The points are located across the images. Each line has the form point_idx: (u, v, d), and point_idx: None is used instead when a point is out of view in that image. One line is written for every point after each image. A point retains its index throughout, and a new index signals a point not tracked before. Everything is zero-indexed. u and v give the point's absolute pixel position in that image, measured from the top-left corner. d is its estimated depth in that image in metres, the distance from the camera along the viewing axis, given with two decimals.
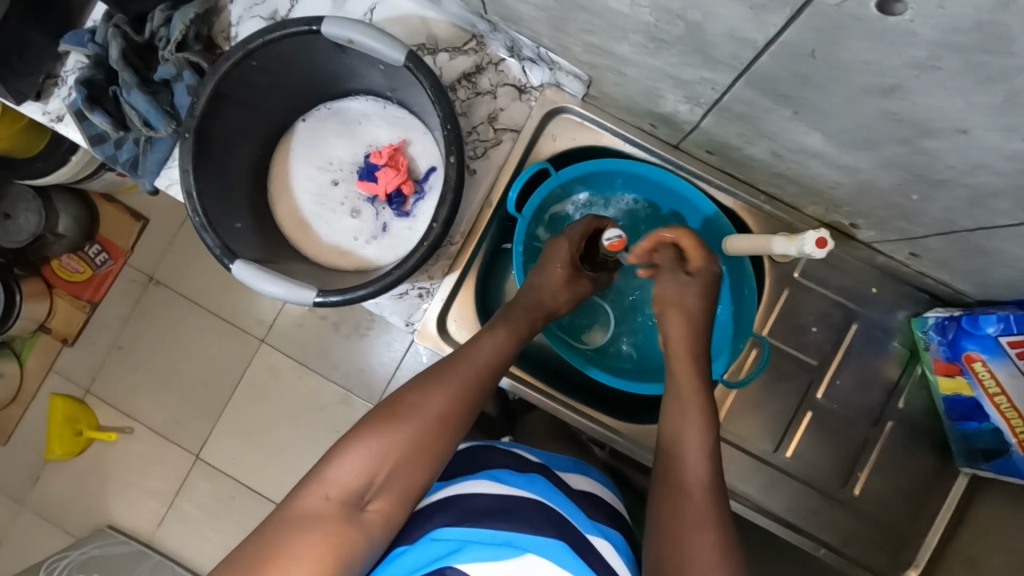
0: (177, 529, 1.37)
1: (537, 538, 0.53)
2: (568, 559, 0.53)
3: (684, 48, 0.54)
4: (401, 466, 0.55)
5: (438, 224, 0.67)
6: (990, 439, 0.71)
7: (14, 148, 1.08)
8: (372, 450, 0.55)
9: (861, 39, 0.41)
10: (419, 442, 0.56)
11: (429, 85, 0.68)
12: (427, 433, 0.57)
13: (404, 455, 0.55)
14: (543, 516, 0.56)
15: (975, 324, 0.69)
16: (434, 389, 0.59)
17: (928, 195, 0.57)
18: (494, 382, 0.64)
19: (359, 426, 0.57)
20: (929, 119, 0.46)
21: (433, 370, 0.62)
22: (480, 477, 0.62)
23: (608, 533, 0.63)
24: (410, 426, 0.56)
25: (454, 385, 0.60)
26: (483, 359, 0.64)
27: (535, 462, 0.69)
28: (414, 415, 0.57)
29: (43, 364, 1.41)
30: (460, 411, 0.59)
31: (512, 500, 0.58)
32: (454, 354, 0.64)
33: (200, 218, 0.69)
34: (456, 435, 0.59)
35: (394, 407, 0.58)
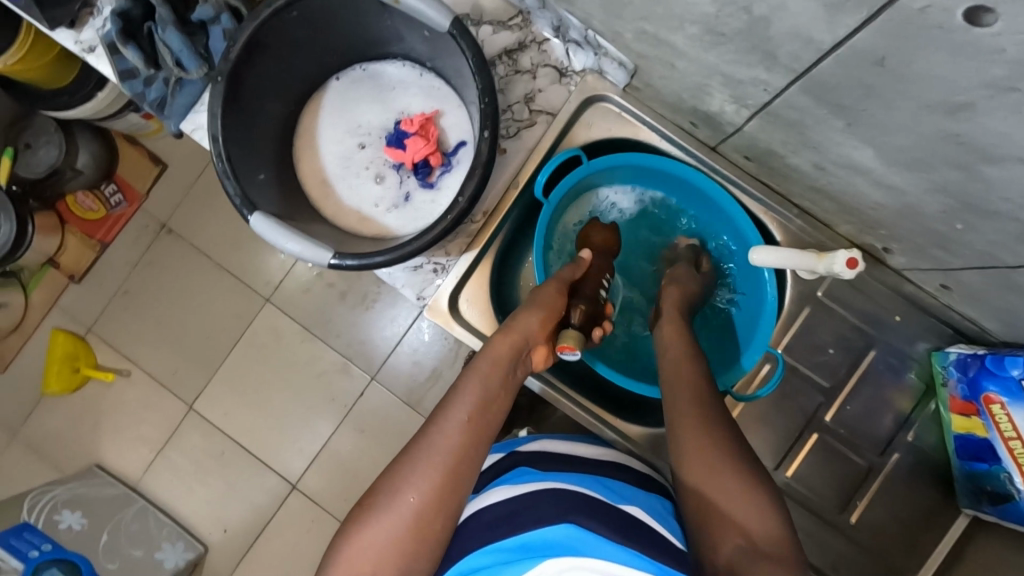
0: (163, 477, 1.38)
1: (543, 533, 0.52)
2: (583, 538, 0.51)
3: (742, 44, 0.52)
4: (383, 571, 0.52)
5: (463, 199, 0.65)
6: (998, 482, 0.69)
7: (42, 78, 1.07)
8: (350, 562, 0.52)
9: (938, 51, 0.39)
10: (395, 538, 0.53)
11: (472, 55, 0.66)
12: (401, 528, 0.53)
13: (383, 558, 0.52)
14: (551, 503, 0.55)
15: (999, 365, 0.67)
16: (415, 466, 0.56)
17: (974, 225, 0.55)
18: (484, 437, 0.59)
19: (348, 521, 0.55)
20: (993, 144, 0.44)
21: (403, 453, 0.58)
22: (501, 484, 0.61)
23: (638, 501, 0.62)
24: (380, 525, 0.53)
25: (424, 466, 0.56)
26: (465, 419, 0.59)
27: (548, 449, 0.69)
28: (397, 501, 0.54)
29: (48, 298, 1.41)
30: (437, 490, 0.55)
31: (520, 500, 0.56)
32: (426, 425, 0.59)
33: (224, 164, 0.67)
34: (436, 522, 0.54)
35: (366, 506, 0.55)
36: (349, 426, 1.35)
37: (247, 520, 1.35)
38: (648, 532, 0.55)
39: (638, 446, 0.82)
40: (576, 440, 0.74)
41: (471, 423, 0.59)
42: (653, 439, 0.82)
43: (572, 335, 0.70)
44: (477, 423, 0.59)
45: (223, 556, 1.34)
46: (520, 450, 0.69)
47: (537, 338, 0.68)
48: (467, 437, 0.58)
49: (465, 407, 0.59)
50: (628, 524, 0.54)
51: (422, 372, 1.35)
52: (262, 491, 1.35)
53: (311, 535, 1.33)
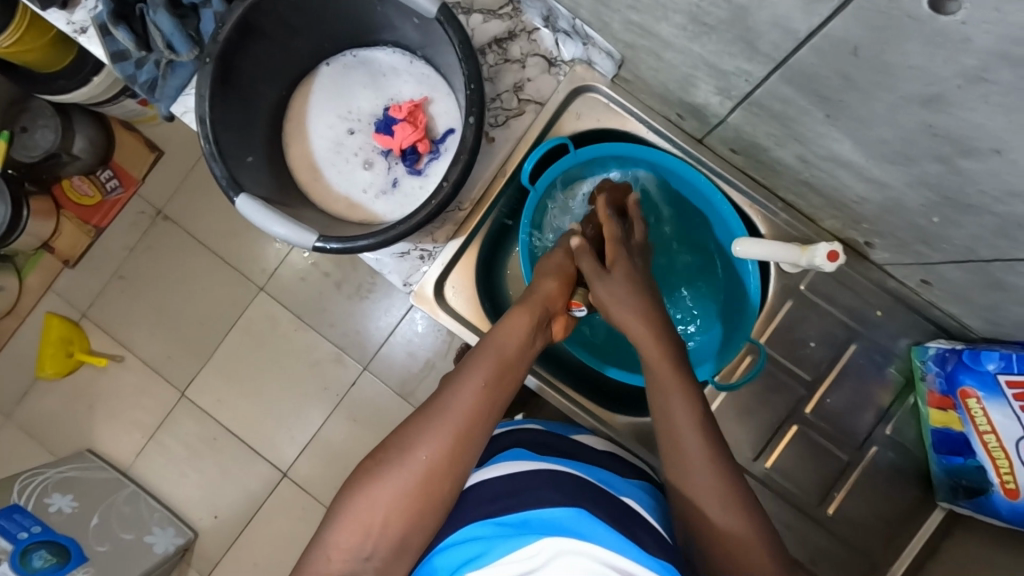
0: (155, 462, 1.39)
1: (547, 513, 0.52)
2: (586, 522, 0.51)
3: (724, 33, 0.53)
4: (392, 522, 0.55)
5: (448, 183, 0.66)
6: (973, 476, 0.70)
7: (38, 61, 1.07)
8: (361, 510, 0.56)
9: (910, 40, 0.40)
10: (401, 496, 0.56)
11: (459, 41, 0.66)
12: (410, 484, 0.56)
13: (392, 510, 0.55)
14: (558, 490, 0.56)
15: (975, 359, 0.68)
16: (427, 431, 0.58)
17: (953, 219, 0.55)
18: (496, 406, 0.61)
19: (355, 478, 0.58)
20: (966, 135, 0.44)
21: (418, 413, 0.61)
22: (501, 462, 0.63)
23: (636, 493, 0.64)
24: (392, 480, 0.56)
25: (436, 427, 0.58)
26: (476, 387, 0.61)
27: (551, 434, 0.70)
28: (404, 463, 0.57)
29: (43, 283, 1.42)
30: (448, 452, 0.58)
31: (524, 481, 0.57)
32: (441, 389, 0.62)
33: (212, 146, 0.68)
34: (445, 481, 0.57)
35: (378, 461, 0.58)
36: (340, 416, 1.36)
37: (238, 507, 1.36)
38: (637, 521, 0.56)
39: (620, 435, 0.82)
40: (562, 429, 0.75)
41: (485, 391, 0.61)
42: (640, 429, 0.83)
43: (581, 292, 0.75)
44: (491, 391, 0.61)
45: (214, 542, 1.36)
46: (514, 431, 0.70)
47: (557, 307, 0.71)
48: (479, 405, 0.60)
49: (482, 375, 0.62)
50: (618, 512, 0.56)
51: (414, 363, 1.36)
52: (253, 478, 1.36)
53: (302, 523, 1.34)
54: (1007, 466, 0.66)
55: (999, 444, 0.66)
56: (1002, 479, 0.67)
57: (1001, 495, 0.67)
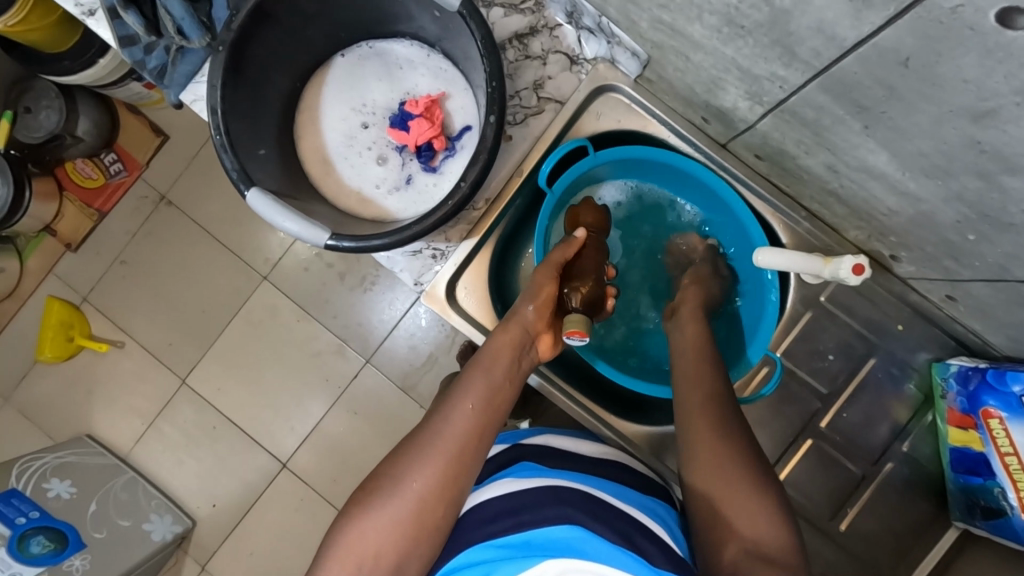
0: (154, 449, 1.38)
1: (547, 531, 0.51)
2: (587, 538, 0.50)
3: (761, 37, 0.51)
4: (384, 553, 0.54)
5: (466, 184, 0.64)
6: (991, 497, 0.69)
7: (44, 42, 1.05)
8: (353, 542, 0.54)
9: (968, 53, 0.38)
10: (393, 525, 0.54)
11: (481, 36, 0.64)
12: (402, 514, 0.55)
13: (385, 541, 0.54)
14: (556, 503, 0.54)
15: (1001, 380, 0.66)
16: (417, 459, 0.57)
17: (988, 236, 0.54)
18: (489, 430, 0.59)
19: (348, 508, 0.57)
20: (1015, 153, 0.42)
21: (409, 439, 0.59)
22: (504, 478, 0.61)
23: (644, 503, 0.63)
24: (383, 511, 0.55)
25: (427, 456, 0.57)
26: (467, 412, 0.59)
27: (554, 446, 0.69)
28: (395, 493, 0.55)
29: (44, 265, 1.40)
30: (440, 480, 0.56)
31: (522, 498, 0.56)
32: (433, 413, 0.60)
33: (222, 137, 0.65)
34: (438, 509, 0.55)
35: (370, 490, 0.57)
36: (341, 408, 1.35)
37: (236, 496, 1.35)
38: (649, 536, 0.55)
39: (631, 444, 0.81)
40: (573, 437, 0.73)
41: (478, 415, 0.59)
42: (651, 438, 0.82)
43: (578, 320, 0.68)
44: (485, 415, 0.59)
45: (212, 530, 1.35)
46: (522, 445, 0.69)
47: (537, 327, 0.68)
48: (470, 429, 0.58)
49: (474, 398, 0.60)
50: (628, 528, 0.55)
51: (417, 357, 1.34)
52: (252, 468, 1.35)
53: (300, 514, 1.33)
54: None
55: (1021, 465, 0.65)
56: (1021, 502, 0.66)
57: (1021, 518, 0.66)
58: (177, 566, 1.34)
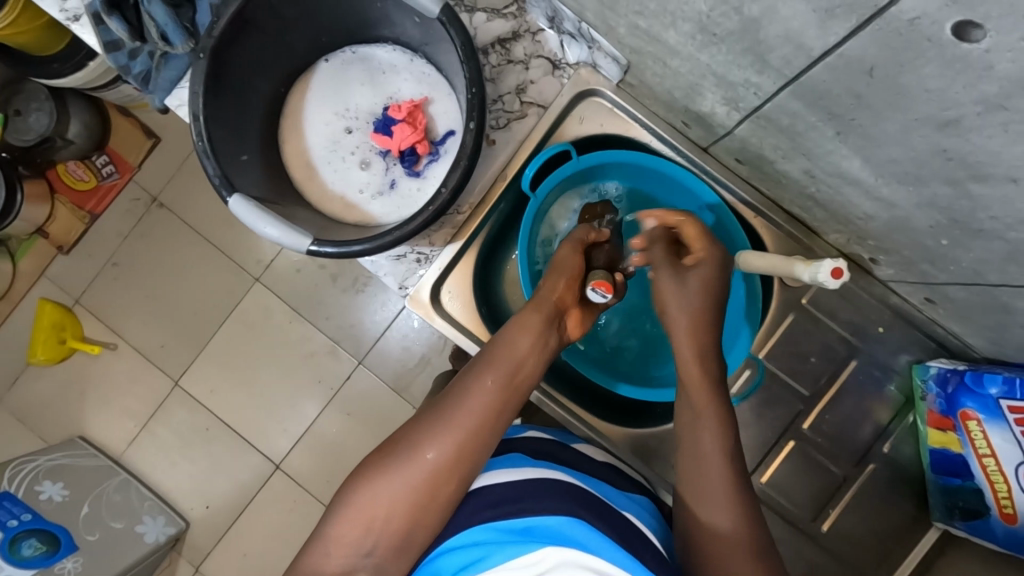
0: (147, 451, 1.38)
1: (550, 522, 0.52)
2: (588, 532, 0.51)
3: (733, 45, 0.51)
4: (394, 519, 0.54)
5: (447, 189, 0.64)
6: (970, 498, 0.70)
7: (31, 43, 1.04)
8: (365, 503, 0.55)
9: (929, 65, 0.38)
10: (406, 492, 0.55)
11: (461, 42, 0.64)
12: (416, 483, 0.55)
13: (396, 506, 0.54)
14: (557, 496, 0.55)
15: (978, 382, 0.66)
16: (435, 429, 0.57)
17: (961, 242, 0.54)
18: (509, 410, 0.60)
19: (361, 470, 0.57)
20: (982, 161, 0.43)
21: (429, 409, 0.59)
22: (498, 466, 0.62)
23: (630, 501, 0.64)
24: (398, 477, 0.55)
25: (446, 427, 0.57)
26: (487, 388, 0.59)
27: (546, 440, 0.70)
28: (411, 459, 0.56)
29: (36, 268, 1.40)
30: (457, 454, 0.56)
31: (524, 487, 0.56)
32: (456, 383, 0.61)
33: (204, 144, 0.66)
34: (451, 482, 0.56)
35: (385, 455, 0.57)
36: (334, 409, 1.35)
37: (230, 497, 1.35)
38: (638, 536, 0.56)
39: (614, 445, 0.82)
40: (557, 437, 0.74)
41: (501, 392, 0.59)
42: (634, 439, 0.82)
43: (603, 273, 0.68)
44: (507, 393, 0.60)
45: (205, 532, 1.35)
46: (512, 438, 0.69)
47: (567, 300, 0.67)
48: (490, 407, 0.59)
49: (497, 374, 0.60)
50: (621, 528, 0.56)
51: (409, 358, 1.35)
52: (245, 469, 1.36)
53: (293, 515, 1.34)
54: (1006, 489, 0.65)
55: (998, 467, 0.65)
56: (999, 503, 0.66)
57: (998, 519, 0.67)
58: (171, 567, 1.35)
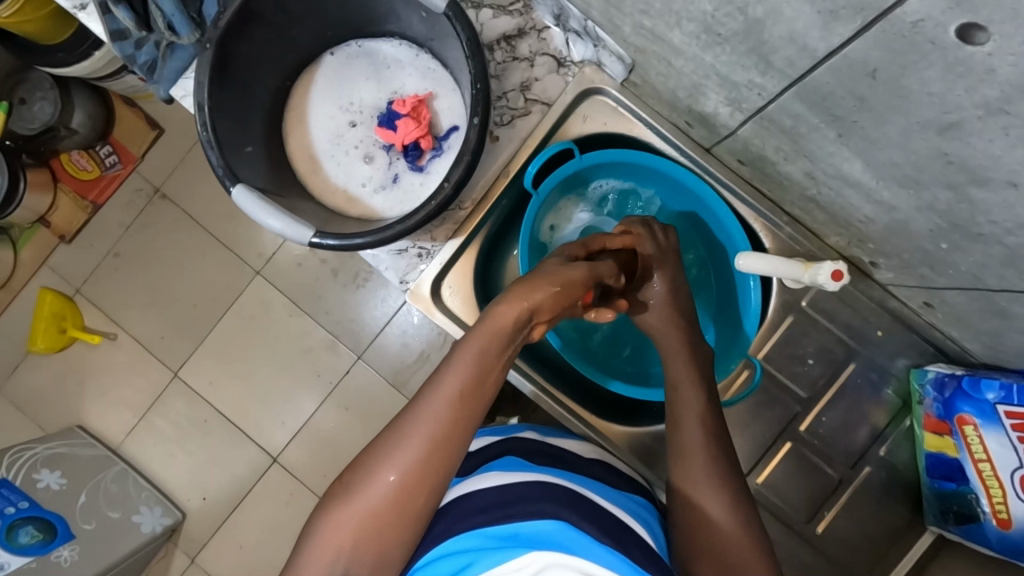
0: (144, 442, 1.38)
1: (534, 526, 0.51)
2: (572, 535, 0.51)
3: (738, 45, 0.51)
4: (365, 546, 0.55)
5: (449, 184, 0.64)
6: (964, 502, 0.70)
7: (36, 32, 1.04)
8: (335, 532, 0.55)
9: (932, 68, 0.38)
10: (374, 515, 0.55)
11: (466, 38, 0.64)
12: (384, 506, 0.55)
13: (367, 528, 0.55)
14: (544, 497, 0.55)
15: (975, 387, 0.67)
16: (395, 451, 0.56)
17: (960, 246, 0.54)
18: (470, 416, 0.57)
19: (330, 496, 0.58)
20: (982, 165, 0.43)
21: (390, 429, 0.58)
22: (491, 470, 0.62)
23: (625, 501, 0.64)
24: (364, 506, 0.55)
25: (406, 450, 0.56)
26: (443, 403, 0.56)
27: (541, 441, 0.70)
28: (374, 485, 0.56)
29: (37, 257, 1.40)
30: (419, 475, 0.56)
31: (512, 491, 0.56)
32: (414, 401, 0.58)
33: (208, 134, 0.66)
34: (419, 503, 0.56)
35: (352, 481, 0.57)
36: (332, 404, 1.35)
37: (227, 490, 1.36)
38: (628, 535, 0.57)
39: (612, 443, 0.82)
40: (555, 435, 0.74)
41: (459, 408, 0.56)
42: (631, 439, 0.83)
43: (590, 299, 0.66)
44: (466, 406, 0.57)
45: (202, 523, 1.36)
46: (509, 439, 0.69)
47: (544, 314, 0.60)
48: (448, 419, 0.56)
49: (454, 389, 0.57)
50: (611, 527, 0.56)
51: (408, 354, 1.35)
52: (242, 462, 1.36)
53: (289, 508, 1.34)
54: (1000, 494, 0.66)
55: (994, 472, 0.66)
56: (992, 507, 0.67)
57: (992, 524, 0.67)
58: (167, 558, 1.35)
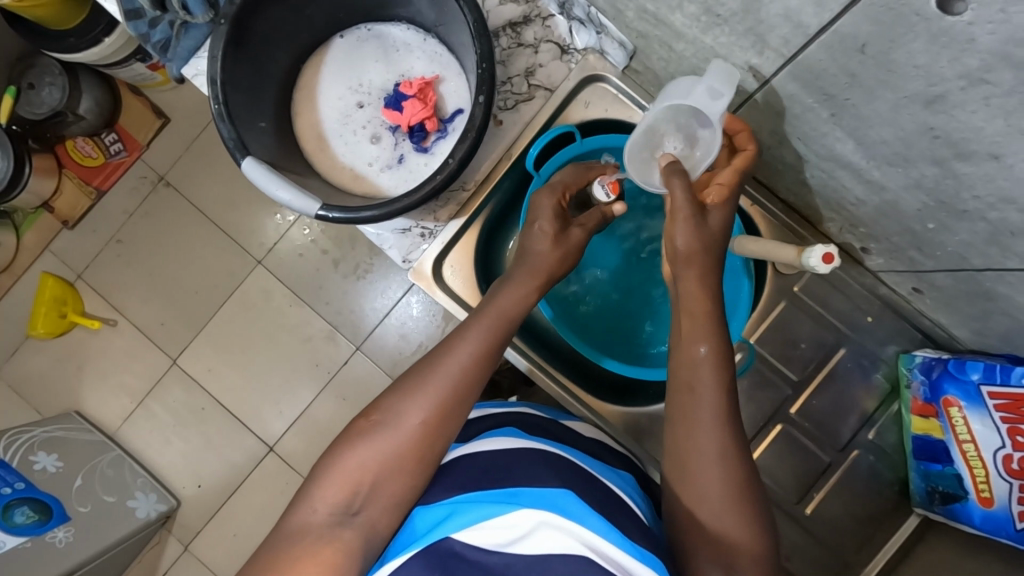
0: (142, 426, 1.39)
1: (536, 490, 0.53)
2: (572, 503, 0.52)
3: (736, 26, 0.53)
4: (379, 482, 0.57)
5: (454, 160, 0.66)
6: (949, 483, 0.72)
7: (48, 16, 1.06)
8: (350, 467, 0.57)
9: (917, 40, 0.41)
10: (389, 454, 0.58)
11: (474, 19, 0.66)
12: (400, 447, 0.58)
13: (380, 467, 0.57)
14: (547, 470, 0.57)
15: (961, 369, 0.69)
16: (414, 396, 0.60)
17: (946, 225, 0.56)
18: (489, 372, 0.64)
19: (343, 439, 0.60)
20: (965, 138, 0.45)
21: (410, 377, 0.63)
22: (489, 436, 0.64)
23: (620, 479, 0.66)
24: (385, 442, 0.58)
25: (427, 393, 0.60)
26: (464, 354, 0.63)
27: (538, 416, 0.72)
28: (390, 425, 0.59)
29: (40, 242, 1.42)
30: (438, 417, 0.60)
31: (513, 458, 0.59)
32: (432, 358, 0.64)
33: (220, 107, 0.68)
34: (435, 445, 0.59)
35: (368, 424, 0.60)
36: (329, 394, 1.37)
37: (222, 478, 1.37)
38: (619, 504, 0.59)
39: (607, 423, 0.83)
40: (553, 413, 0.76)
41: (485, 360, 0.63)
42: (627, 419, 0.84)
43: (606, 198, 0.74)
44: (489, 360, 0.64)
45: (196, 511, 1.37)
46: (507, 412, 0.71)
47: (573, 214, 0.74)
48: (469, 371, 0.62)
49: (477, 344, 0.64)
50: (604, 499, 0.58)
51: (406, 345, 1.36)
52: (238, 451, 1.37)
53: (284, 497, 1.35)
54: (983, 474, 0.67)
55: (977, 453, 0.68)
56: (977, 487, 0.68)
57: (975, 503, 0.69)
58: (160, 545, 1.36)
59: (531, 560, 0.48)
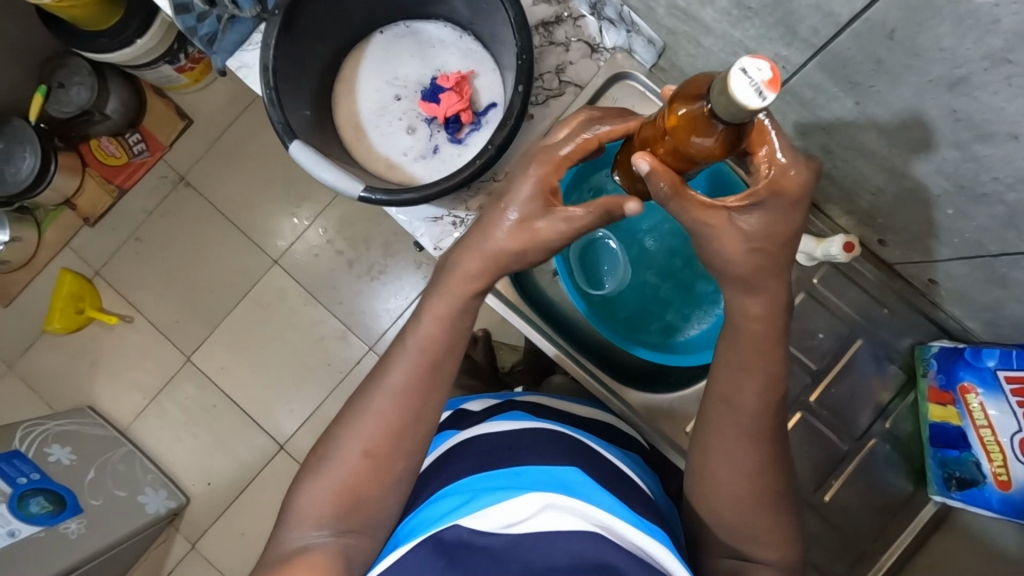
0: (153, 423, 1.41)
1: (537, 473, 0.55)
2: (573, 482, 0.54)
3: (768, 18, 0.57)
4: (342, 511, 0.57)
5: (493, 146, 0.70)
6: (966, 468, 0.74)
7: (85, 18, 1.09)
8: (309, 503, 0.58)
9: (944, 23, 0.44)
10: (345, 483, 0.58)
11: (514, 14, 0.70)
12: (353, 474, 0.58)
13: (339, 497, 0.58)
14: (551, 451, 0.59)
15: (977, 356, 0.72)
16: (356, 423, 0.59)
17: (964, 210, 0.59)
18: (437, 379, 0.61)
19: (300, 476, 0.60)
20: (986, 119, 0.48)
21: (353, 404, 0.61)
22: (494, 420, 0.66)
23: (626, 458, 0.68)
24: (334, 476, 0.58)
25: (369, 419, 0.59)
26: (398, 372, 0.60)
27: (544, 402, 0.74)
28: (339, 457, 0.59)
29: (61, 238, 1.44)
30: (383, 439, 0.59)
31: (516, 441, 0.60)
32: (372, 381, 0.62)
33: (273, 93, 0.71)
34: (390, 464, 0.59)
35: (320, 457, 0.60)
36: (343, 392, 1.38)
37: (231, 475, 1.38)
38: (624, 480, 0.61)
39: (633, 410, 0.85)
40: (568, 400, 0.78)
41: (426, 372, 0.60)
42: (649, 405, 0.85)
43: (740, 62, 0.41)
44: (432, 370, 0.60)
45: (205, 508, 1.37)
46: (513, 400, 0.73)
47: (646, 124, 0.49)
48: (408, 387, 0.60)
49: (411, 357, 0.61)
50: (612, 477, 0.60)
51: None
52: (248, 449, 1.38)
53: None
54: (1000, 458, 0.70)
55: (994, 438, 0.70)
56: (994, 470, 0.70)
57: (993, 486, 0.71)
58: (168, 542, 1.36)
59: (540, 539, 0.49)
